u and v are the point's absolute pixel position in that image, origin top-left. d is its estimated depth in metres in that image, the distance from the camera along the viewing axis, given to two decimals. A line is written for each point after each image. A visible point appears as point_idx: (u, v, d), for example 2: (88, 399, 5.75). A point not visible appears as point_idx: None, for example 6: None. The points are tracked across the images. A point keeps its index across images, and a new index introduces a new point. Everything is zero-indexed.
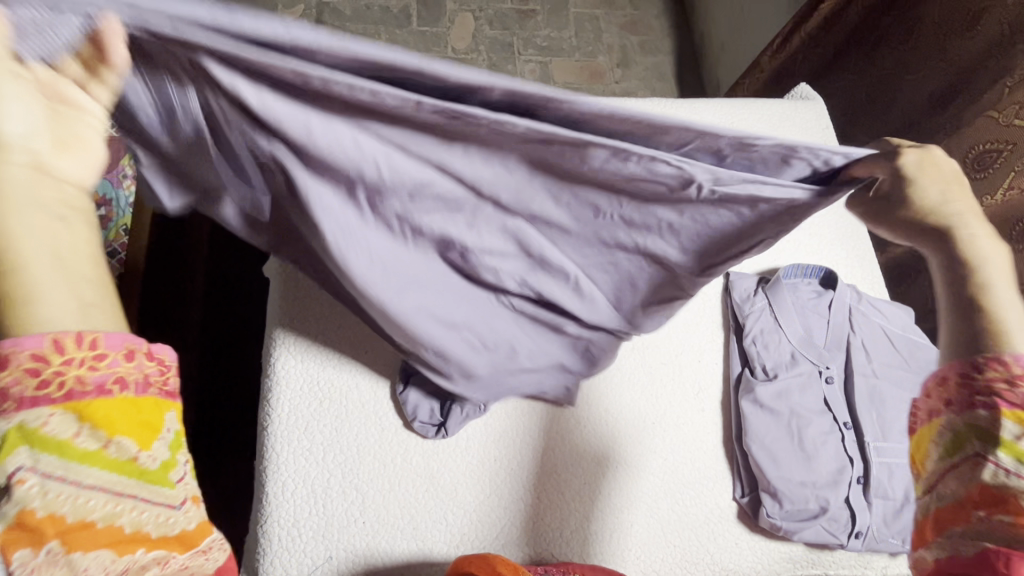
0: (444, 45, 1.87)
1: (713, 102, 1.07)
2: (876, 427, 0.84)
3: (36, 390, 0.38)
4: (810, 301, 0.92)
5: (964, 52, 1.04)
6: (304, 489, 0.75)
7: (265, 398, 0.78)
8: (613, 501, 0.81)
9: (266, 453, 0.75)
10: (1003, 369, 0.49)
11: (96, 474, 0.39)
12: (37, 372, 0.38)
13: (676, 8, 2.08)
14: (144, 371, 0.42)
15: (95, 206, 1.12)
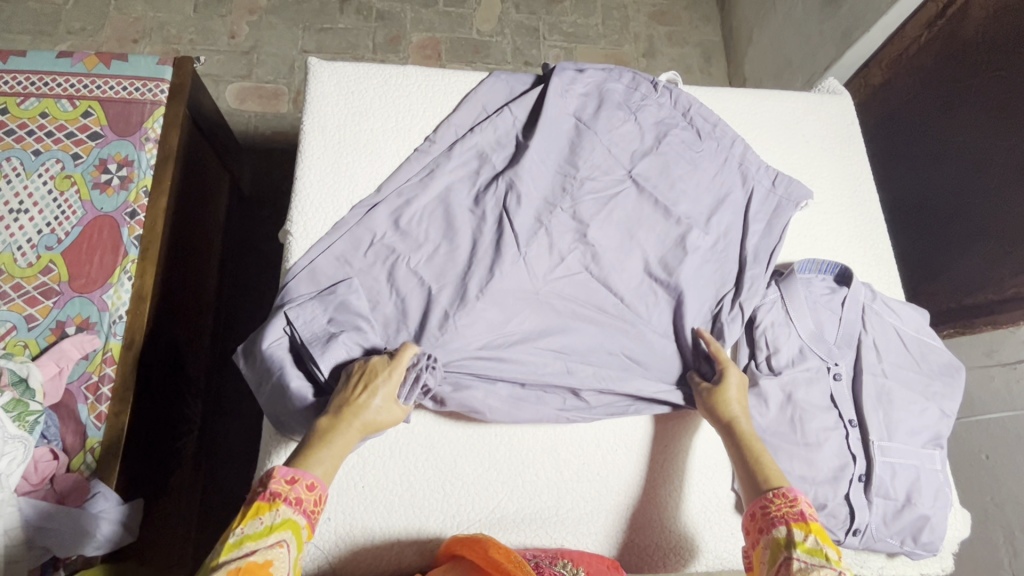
0: (469, 26, 2.14)
1: (737, 91, 1.05)
2: (882, 426, 0.82)
3: (289, 495, 0.62)
4: (823, 296, 0.90)
5: (999, 102, 1.20)
6: (313, 248, 0.84)
7: (297, 171, 0.90)
8: (582, 360, 0.85)
9: (290, 220, 0.88)
10: (779, 495, 0.68)
11: (254, 540, 0.58)
12: (291, 488, 0.62)
13: (714, 21, 2.30)
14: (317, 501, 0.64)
15: (116, 164, 1.26)
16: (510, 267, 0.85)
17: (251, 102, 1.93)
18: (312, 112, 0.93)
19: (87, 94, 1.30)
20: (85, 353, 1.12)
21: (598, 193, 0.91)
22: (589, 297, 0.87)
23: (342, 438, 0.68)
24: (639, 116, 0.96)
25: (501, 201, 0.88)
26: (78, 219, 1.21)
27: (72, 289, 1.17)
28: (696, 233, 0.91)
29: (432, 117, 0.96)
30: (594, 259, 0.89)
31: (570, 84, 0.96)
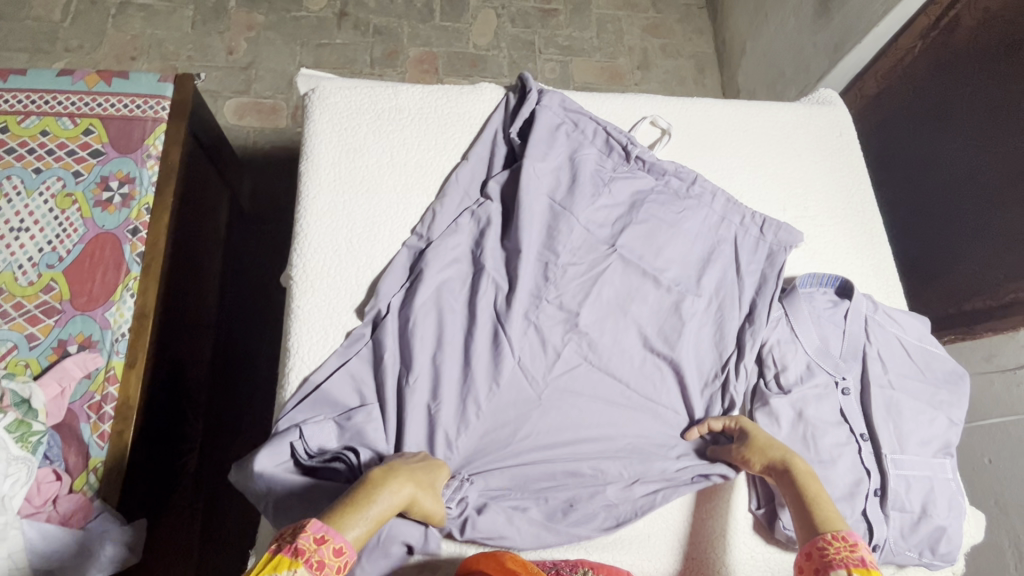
0: (465, 40, 2.17)
1: (726, 104, 1.06)
2: (894, 439, 0.82)
3: (314, 556, 0.55)
4: (825, 310, 0.91)
5: (994, 107, 1.23)
6: (320, 299, 0.84)
7: (296, 213, 0.88)
8: (587, 407, 0.85)
9: (291, 264, 0.86)
10: (837, 538, 0.65)
11: None
12: (319, 549, 0.56)
13: (707, 32, 2.34)
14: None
15: (117, 182, 1.26)
16: (516, 315, 0.86)
17: (250, 117, 1.93)
18: (308, 152, 0.92)
19: (88, 112, 1.31)
20: (87, 372, 1.11)
21: (582, 275, 0.90)
22: (592, 386, 0.86)
23: (395, 502, 0.65)
24: (612, 188, 0.94)
25: (503, 262, 0.89)
26: (80, 237, 1.21)
27: (73, 307, 1.16)
28: (688, 294, 0.91)
29: (428, 150, 0.95)
30: (590, 347, 0.87)
31: (552, 130, 0.95)
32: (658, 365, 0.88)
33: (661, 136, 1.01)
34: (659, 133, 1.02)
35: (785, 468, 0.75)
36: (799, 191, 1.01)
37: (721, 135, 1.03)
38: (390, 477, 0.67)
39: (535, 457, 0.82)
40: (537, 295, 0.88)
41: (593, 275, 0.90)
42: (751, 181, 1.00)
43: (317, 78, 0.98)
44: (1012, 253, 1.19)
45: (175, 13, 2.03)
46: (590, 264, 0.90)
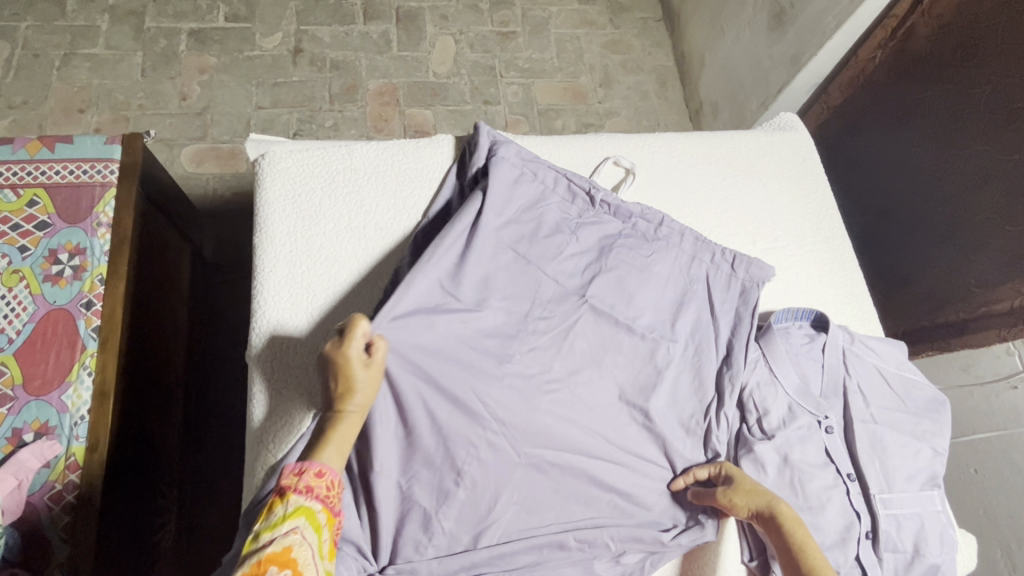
0: (425, 69, 2.14)
1: (686, 137, 1.05)
2: (880, 477, 0.81)
3: (302, 485, 0.66)
4: (802, 346, 0.89)
5: (955, 115, 1.23)
6: (283, 382, 0.81)
7: (252, 288, 0.85)
8: (571, 467, 0.80)
9: (250, 343, 0.83)
10: None
11: (272, 532, 0.62)
12: (297, 480, 0.66)
13: (666, 45, 2.34)
14: (326, 491, 0.68)
15: (67, 253, 1.20)
16: (488, 375, 0.81)
17: (208, 164, 1.88)
18: (261, 224, 0.88)
19: (32, 181, 1.25)
20: (46, 461, 1.05)
21: (555, 329, 0.86)
22: (571, 446, 0.82)
23: (344, 431, 0.72)
24: (578, 235, 0.92)
25: (471, 317, 0.83)
26: (30, 316, 1.15)
27: (27, 392, 1.10)
28: (664, 340, 0.88)
29: (384, 211, 0.91)
30: (569, 403, 0.83)
31: (514, 171, 0.91)
32: (640, 413, 0.84)
33: (625, 176, 0.98)
34: (623, 173, 1.00)
35: (771, 515, 0.73)
36: (766, 224, 1.00)
37: (685, 171, 1.02)
38: (343, 408, 0.72)
39: (521, 534, 0.77)
40: (509, 350, 0.83)
41: (564, 328, 0.86)
42: (719, 216, 0.99)
43: (267, 142, 0.95)
44: (983, 255, 1.19)
45: (123, 60, 1.97)
46: (560, 316, 0.87)
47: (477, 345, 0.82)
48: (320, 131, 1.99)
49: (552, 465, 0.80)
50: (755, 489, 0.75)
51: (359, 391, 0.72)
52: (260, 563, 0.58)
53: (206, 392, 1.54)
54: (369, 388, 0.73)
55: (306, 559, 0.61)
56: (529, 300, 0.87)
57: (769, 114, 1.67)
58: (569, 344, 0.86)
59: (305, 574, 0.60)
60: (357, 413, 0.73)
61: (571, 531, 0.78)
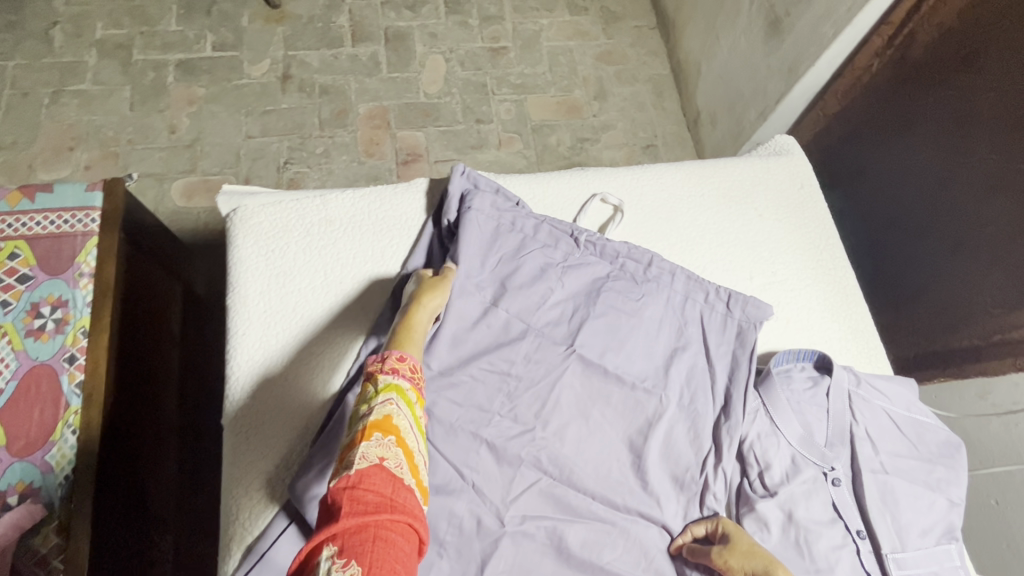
0: (416, 90, 2.11)
1: (676, 168, 1.00)
2: (893, 534, 0.76)
3: (390, 362, 0.67)
4: (805, 392, 0.85)
5: (959, 125, 1.18)
6: (259, 453, 0.77)
7: (226, 353, 0.82)
8: (556, 531, 0.75)
9: (226, 412, 0.79)
10: None
11: (369, 405, 0.63)
12: (386, 359, 0.67)
13: (660, 53, 2.29)
14: (414, 371, 0.68)
15: (49, 306, 1.18)
16: (465, 438, 0.77)
17: (199, 197, 1.86)
18: (235, 283, 0.85)
19: (13, 233, 1.23)
20: (32, 524, 1.03)
21: (539, 379, 0.82)
22: (558, 505, 0.77)
23: (417, 324, 0.74)
24: (564, 277, 0.87)
25: (451, 372, 0.80)
26: (13, 372, 1.13)
27: (11, 453, 1.08)
28: (656, 392, 0.83)
29: (362, 264, 0.88)
30: (552, 462, 0.78)
31: (490, 217, 0.88)
32: (630, 467, 0.80)
33: (613, 214, 0.94)
34: (611, 210, 0.95)
35: None
36: (764, 258, 0.95)
37: (676, 203, 0.97)
38: (416, 304, 0.76)
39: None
40: (490, 410, 0.79)
41: (547, 382, 0.82)
42: (714, 252, 0.94)
43: (240, 195, 0.92)
44: (993, 272, 1.14)
45: (112, 95, 1.96)
46: (542, 366, 0.82)
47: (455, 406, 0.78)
48: (311, 158, 1.96)
49: (539, 527, 0.75)
50: (753, 550, 0.71)
51: (430, 296, 0.78)
52: (365, 429, 0.59)
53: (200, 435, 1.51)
54: (438, 296, 0.78)
55: (406, 429, 0.62)
56: (511, 349, 0.82)
57: (768, 125, 1.61)
58: (555, 397, 0.81)
59: (408, 442, 0.61)
60: (429, 308, 0.76)
61: None
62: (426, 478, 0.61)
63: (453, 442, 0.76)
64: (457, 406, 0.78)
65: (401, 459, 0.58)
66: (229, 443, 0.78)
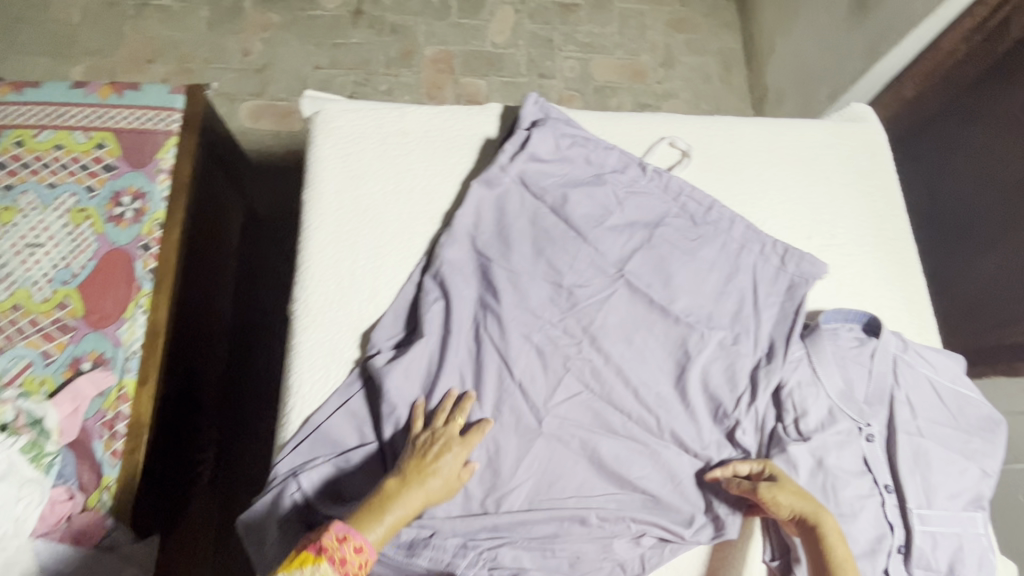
0: (483, 39, 2.11)
1: (748, 123, 1.00)
2: (921, 492, 0.78)
3: (333, 553, 0.64)
4: (851, 350, 0.85)
5: None
6: (321, 336, 0.82)
7: (298, 241, 0.87)
8: (588, 439, 0.80)
9: (293, 298, 0.84)
10: None
11: None
12: (339, 548, 0.64)
13: (733, 26, 2.23)
14: (358, 566, 0.65)
15: (129, 196, 1.26)
16: (514, 344, 0.82)
17: (265, 120, 1.92)
18: (312, 179, 0.90)
19: (101, 125, 1.30)
20: (99, 390, 1.11)
21: (590, 298, 0.86)
22: (595, 419, 0.81)
23: (415, 499, 0.70)
24: (624, 208, 0.90)
25: (510, 281, 0.85)
26: (93, 253, 1.21)
27: (88, 324, 1.17)
28: (699, 327, 0.85)
29: (432, 177, 0.91)
30: (593, 376, 0.83)
31: (560, 141, 0.91)
32: (667, 395, 0.83)
33: (681, 159, 0.95)
34: (678, 154, 0.96)
35: (813, 523, 0.71)
36: (825, 219, 0.95)
37: (744, 155, 0.98)
38: (428, 464, 0.72)
39: (543, 502, 0.78)
40: (541, 322, 0.84)
41: (597, 306, 0.85)
42: (775, 208, 0.95)
43: (322, 99, 0.96)
44: None
45: (192, 14, 2.02)
46: (595, 289, 0.86)
47: (510, 314, 0.84)
48: (375, 94, 2.00)
49: (574, 436, 0.80)
50: (800, 494, 0.73)
51: (445, 459, 0.73)
52: None
53: (246, 342, 1.59)
54: (449, 479, 0.73)
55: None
56: (567, 271, 0.86)
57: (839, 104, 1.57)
58: (604, 319, 0.85)
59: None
60: (438, 480, 0.72)
61: (593, 508, 0.77)
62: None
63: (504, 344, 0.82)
64: (512, 313, 0.84)
65: None
66: (292, 323, 0.84)
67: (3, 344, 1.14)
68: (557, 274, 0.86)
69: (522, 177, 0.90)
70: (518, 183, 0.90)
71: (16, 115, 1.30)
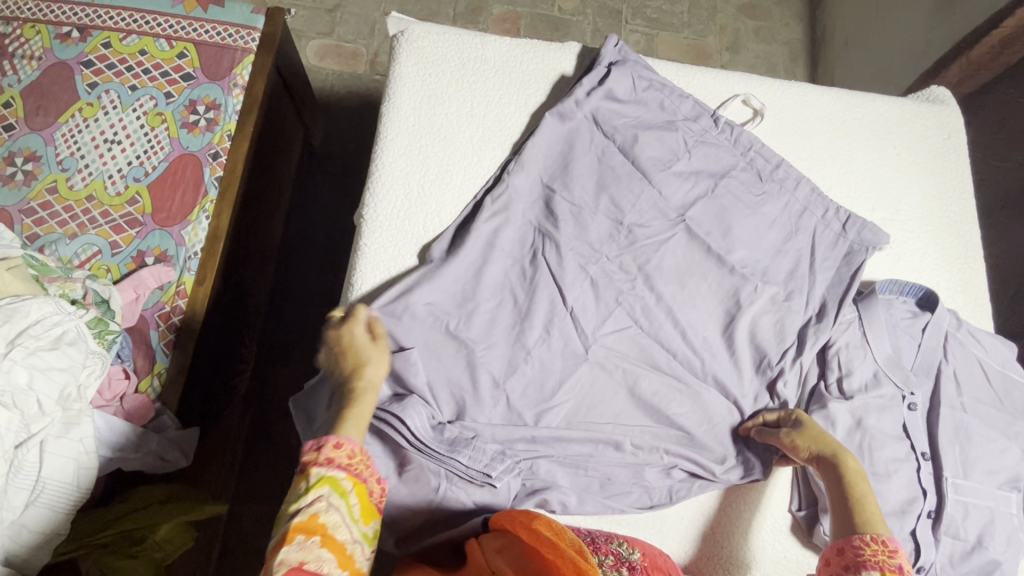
0: (551, 3, 2.01)
1: (826, 90, 0.99)
2: (957, 463, 0.78)
3: (326, 459, 0.62)
4: (903, 320, 0.85)
5: None
6: (385, 241, 0.85)
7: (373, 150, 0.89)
8: (632, 371, 0.82)
9: (361, 203, 0.87)
10: (876, 541, 0.63)
11: (302, 501, 0.58)
12: (332, 454, 0.62)
13: (810, 15, 2.10)
14: (355, 462, 0.63)
15: (204, 106, 1.20)
16: (571, 272, 0.84)
17: (330, 60, 1.83)
18: (392, 94, 0.92)
19: (183, 36, 1.24)
20: (160, 283, 1.08)
21: (648, 240, 0.86)
22: (641, 353, 0.83)
23: (364, 410, 0.69)
24: (692, 157, 0.90)
25: (574, 213, 0.86)
26: (165, 156, 1.17)
27: (155, 221, 1.13)
28: (753, 280, 0.86)
29: (507, 106, 0.93)
30: (643, 313, 0.84)
31: (635, 84, 0.92)
32: (713, 340, 0.84)
33: (753, 117, 0.96)
34: (751, 113, 0.97)
35: (835, 461, 0.71)
36: (890, 195, 0.94)
37: (815, 123, 0.97)
38: (358, 380, 0.71)
39: (578, 422, 0.80)
40: (599, 256, 0.85)
41: (655, 247, 0.86)
42: (841, 175, 0.94)
43: (407, 21, 0.98)
44: None
45: None
46: (655, 231, 0.87)
47: (570, 243, 0.85)
48: None
49: (617, 366, 0.82)
50: (824, 436, 0.74)
51: (367, 367, 0.72)
52: (288, 531, 0.55)
53: (294, 268, 1.60)
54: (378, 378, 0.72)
55: (336, 524, 0.59)
56: (630, 210, 0.87)
57: None
58: (661, 261, 0.86)
59: (337, 538, 0.58)
60: (370, 384, 0.71)
61: (628, 435, 0.80)
62: (359, 564, 0.59)
63: (562, 271, 0.83)
64: (572, 243, 0.85)
65: (327, 559, 0.55)
66: (358, 227, 0.87)
67: (73, 232, 1.11)
68: (620, 211, 0.87)
69: (595, 115, 0.90)
70: (590, 121, 0.90)
71: (104, 17, 1.23)
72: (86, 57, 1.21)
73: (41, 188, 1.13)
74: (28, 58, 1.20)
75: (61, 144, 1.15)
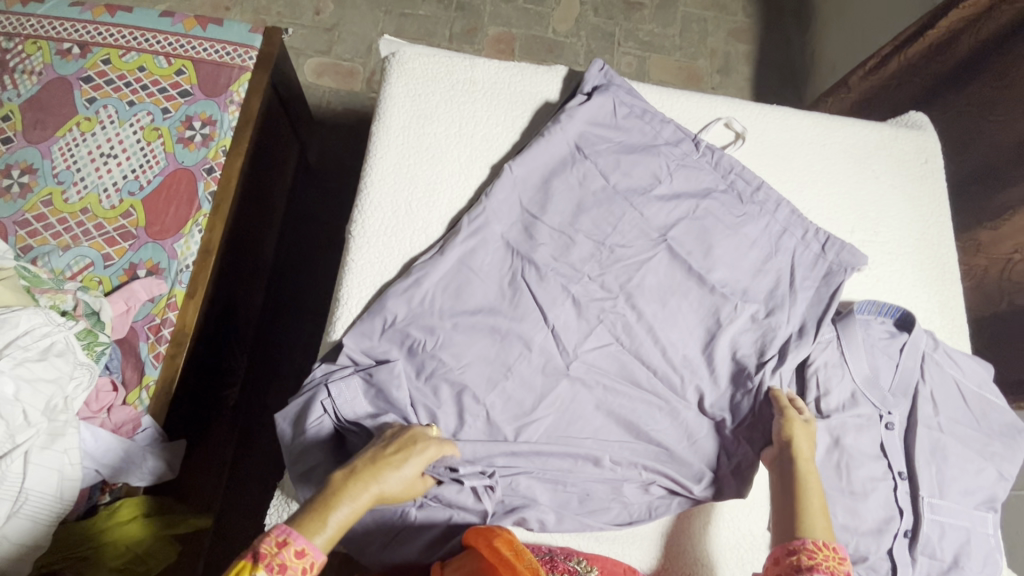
0: (545, 25, 2.05)
1: (806, 115, 1.02)
2: (934, 483, 0.79)
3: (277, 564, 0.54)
4: (881, 340, 0.87)
5: None
6: (371, 256, 0.87)
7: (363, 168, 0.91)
8: (613, 389, 0.83)
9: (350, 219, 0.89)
10: (827, 547, 0.65)
11: None
12: (289, 558, 0.55)
13: (799, 38, 2.14)
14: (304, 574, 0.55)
15: (200, 122, 1.22)
16: (555, 290, 0.85)
17: (328, 78, 1.86)
18: (382, 113, 0.94)
19: (182, 54, 1.27)
20: (151, 296, 1.08)
21: (630, 259, 0.88)
22: (621, 370, 0.84)
23: (357, 508, 0.62)
24: (674, 179, 0.92)
25: (559, 232, 0.88)
26: (160, 170, 1.18)
27: (148, 234, 1.14)
28: (733, 300, 0.87)
29: (495, 127, 0.96)
30: (624, 330, 0.85)
31: (619, 107, 0.94)
32: (694, 358, 0.85)
33: (734, 140, 0.98)
34: (733, 136, 0.99)
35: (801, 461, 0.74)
36: (867, 218, 0.96)
37: (795, 147, 0.99)
38: (379, 479, 0.65)
39: (559, 438, 0.81)
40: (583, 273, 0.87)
41: (638, 266, 0.88)
42: (820, 198, 0.97)
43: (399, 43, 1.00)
44: None
45: None
46: (638, 250, 0.89)
47: (553, 261, 0.86)
48: None
49: (598, 382, 0.83)
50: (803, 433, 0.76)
51: (396, 473, 0.66)
52: None
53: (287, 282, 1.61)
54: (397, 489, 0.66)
55: None
56: (613, 230, 0.89)
57: None
58: (643, 280, 0.87)
59: None
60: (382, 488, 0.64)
61: (608, 450, 0.81)
62: None
63: (545, 289, 0.85)
64: (556, 262, 0.87)
65: None
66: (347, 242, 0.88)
67: (67, 244, 1.12)
68: (604, 231, 0.89)
69: (580, 137, 0.93)
70: (575, 142, 0.92)
71: (104, 34, 1.26)
72: (86, 72, 1.23)
73: (36, 201, 1.14)
74: (29, 73, 1.22)
75: (58, 157, 1.17)
